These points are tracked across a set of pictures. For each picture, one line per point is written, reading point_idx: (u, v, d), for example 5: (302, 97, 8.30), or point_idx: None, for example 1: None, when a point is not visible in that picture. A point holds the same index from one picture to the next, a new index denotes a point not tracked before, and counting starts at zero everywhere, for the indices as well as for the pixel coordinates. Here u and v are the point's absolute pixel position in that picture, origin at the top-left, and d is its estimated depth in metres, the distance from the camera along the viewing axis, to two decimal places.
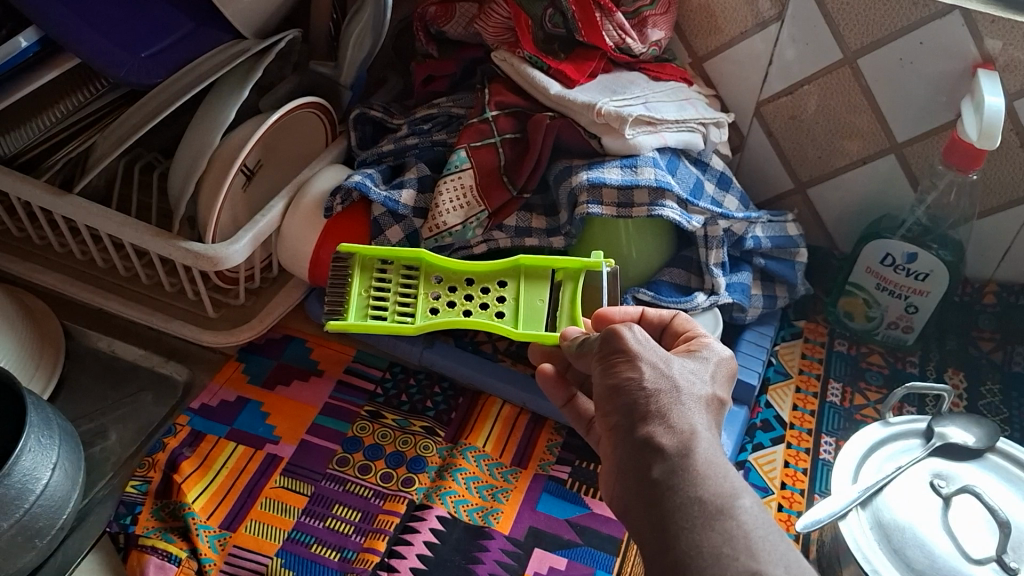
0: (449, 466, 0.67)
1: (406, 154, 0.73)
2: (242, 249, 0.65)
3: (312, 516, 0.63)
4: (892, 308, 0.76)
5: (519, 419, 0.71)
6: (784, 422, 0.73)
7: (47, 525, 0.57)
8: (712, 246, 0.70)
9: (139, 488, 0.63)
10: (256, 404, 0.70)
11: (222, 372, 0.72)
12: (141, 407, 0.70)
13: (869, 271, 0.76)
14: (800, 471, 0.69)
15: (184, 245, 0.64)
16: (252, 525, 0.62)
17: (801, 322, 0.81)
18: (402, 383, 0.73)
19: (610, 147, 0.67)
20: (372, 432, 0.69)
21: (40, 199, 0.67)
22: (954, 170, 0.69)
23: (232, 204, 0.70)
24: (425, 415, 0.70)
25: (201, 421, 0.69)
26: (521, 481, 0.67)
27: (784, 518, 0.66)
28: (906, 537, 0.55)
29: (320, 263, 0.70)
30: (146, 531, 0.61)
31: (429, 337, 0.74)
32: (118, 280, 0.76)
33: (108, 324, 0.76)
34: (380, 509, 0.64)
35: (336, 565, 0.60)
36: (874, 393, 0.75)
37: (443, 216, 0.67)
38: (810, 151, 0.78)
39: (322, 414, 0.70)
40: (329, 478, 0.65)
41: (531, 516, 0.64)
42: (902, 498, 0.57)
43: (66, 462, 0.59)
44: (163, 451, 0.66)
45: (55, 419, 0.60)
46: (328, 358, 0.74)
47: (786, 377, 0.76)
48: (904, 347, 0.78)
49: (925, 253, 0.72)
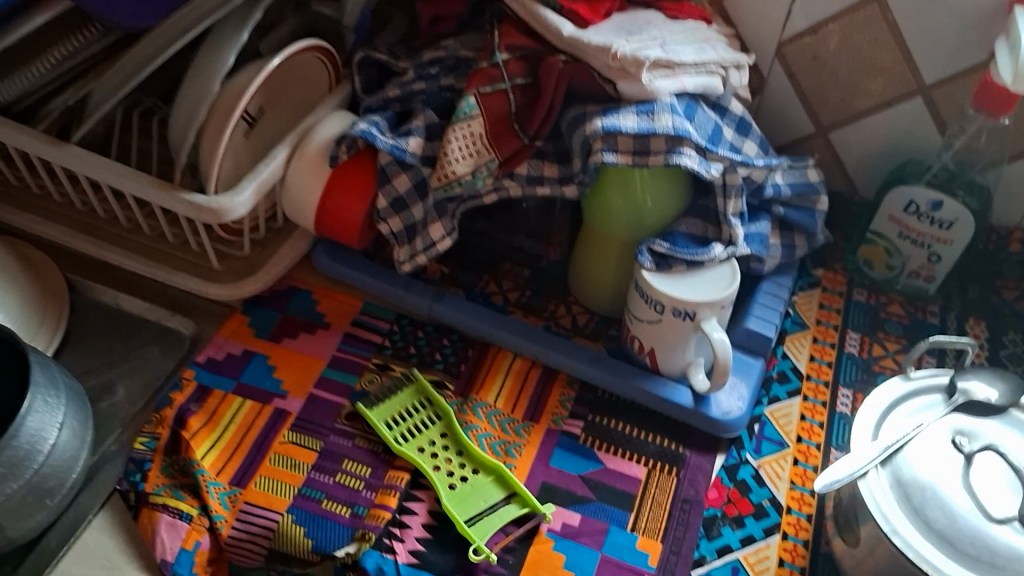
0: (461, 475, 0.62)
1: (413, 99, 0.70)
2: (246, 201, 0.64)
3: (323, 472, 0.62)
4: (914, 257, 0.74)
5: (531, 372, 0.70)
6: (801, 375, 0.71)
7: (57, 485, 0.57)
8: (730, 196, 0.66)
9: (148, 444, 0.63)
10: (264, 357, 0.69)
11: (227, 325, 0.71)
12: (148, 361, 0.69)
13: (891, 219, 0.73)
14: (816, 425, 0.68)
15: (186, 197, 0.63)
16: (262, 481, 0.61)
17: (819, 271, 0.79)
18: (410, 334, 0.72)
19: (626, 93, 0.64)
20: (391, 406, 0.66)
21: (40, 150, 0.66)
22: (985, 115, 0.66)
23: (234, 152, 0.68)
24: (434, 369, 0.69)
25: (207, 376, 0.67)
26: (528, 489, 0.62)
27: (800, 473, 0.65)
28: (926, 496, 0.54)
29: (326, 213, 0.69)
30: (155, 488, 0.60)
31: (439, 290, 0.73)
32: (121, 232, 0.74)
33: (112, 274, 0.75)
34: (390, 465, 0.63)
35: (348, 521, 0.60)
36: (893, 343, 0.74)
37: (452, 165, 0.65)
38: (832, 93, 0.75)
39: (330, 367, 0.69)
40: (339, 434, 0.65)
41: (544, 471, 0.64)
42: (924, 456, 0.56)
43: (74, 421, 0.58)
44: (171, 406, 0.65)
45: (61, 378, 0.59)
46: (334, 310, 0.73)
47: (802, 327, 0.75)
48: (925, 297, 0.77)
49: (951, 201, 0.70)
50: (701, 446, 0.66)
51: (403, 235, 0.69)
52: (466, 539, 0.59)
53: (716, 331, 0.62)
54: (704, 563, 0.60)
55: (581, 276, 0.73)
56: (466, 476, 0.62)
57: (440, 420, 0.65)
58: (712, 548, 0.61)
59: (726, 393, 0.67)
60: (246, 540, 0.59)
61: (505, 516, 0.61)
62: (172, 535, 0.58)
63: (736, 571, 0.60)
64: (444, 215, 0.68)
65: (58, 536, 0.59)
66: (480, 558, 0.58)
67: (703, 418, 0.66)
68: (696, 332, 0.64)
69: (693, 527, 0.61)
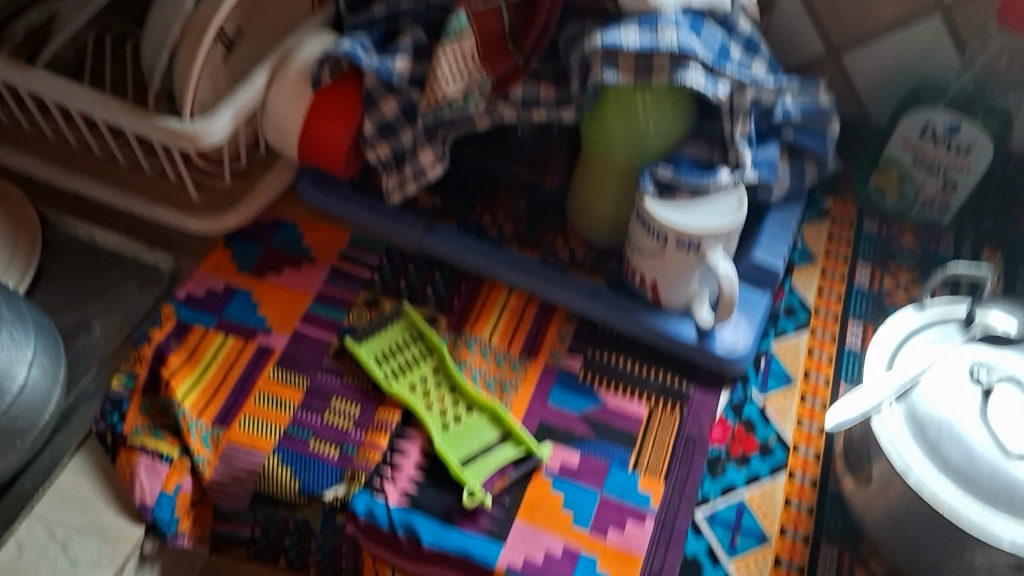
0: (455, 413, 0.60)
1: (400, 18, 0.64)
2: (224, 126, 0.60)
3: (310, 411, 0.60)
4: (928, 185, 0.71)
5: (528, 307, 0.67)
6: (809, 307, 0.68)
7: (28, 427, 0.54)
8: (738, 117, 0.63)
9: (126, 383, 0.60)
10: (247, 292, 0.66)
11: (209, 259, 0.67)
12: (126, 297, 0.66)
13: (905, 144, 0.70)
14: (825, 359, 0.65)
15: (161, 122, 0.59)
16: (246, 421, 0.59)
17: (829, 200, 0.76)
18: (401, 268, 0.68)
19: (626, 5, 0.60)
20: (381, 341, 0.63)
21: (3, 74, 0.62)
22: (1009, 32, 0.62)
23: (211, 75, 0.64)
24: (426, 304, 0.66)
25: (188, 311, 0.64)
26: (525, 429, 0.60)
27: (807, 409, 0.63)
28: (942, 433, 0.51)
29: (311, 140, 0.65)
30: (134, 428, 0.58)
31: (431, 221, 0.70)
32: (94, 163, 0.70)
33: (86, 207, 0.70)
34: (380, 402, 0.60)
35: (337, 462, 0.57)
36: (905, 274, 0.71)
37: (441, 87, 0.62)
38: (846, 11, 0.71)
39: (316, 302, 0.66)
40: (327, 371, 0.62)
41: (542, 410, 0.61)
42: (940, 390, 0.53)
43: (45, 359, 0.55)
44: (149, 344, 0.61)
45: (30, 314, 0.55)
46: (321, 244, 0.69)
47: (811, 260, 0.72)
48: (938, 227, 0.73)
49: (969, 125, 0.66)
50: (705, 382, 0.63)
51: (391, 163, 0.66)
52: (460, 481, 0.57)
53: (722, 262, 0.60)
54: (708, 503, 0.58)
55: (580, 206, 0.70)
56: (460, 415, 0.60)
57: (433, 356, 0.63)
58: (716, 489, 0.59)
59: (732, 327, 0.64)
60: (231, 484, 0.57)
61: (500, 456, 0.58)
62: (152, 478, 0.56)
63: (741, 512, 0.58)
64: (434, 140, 0.65)
65: (33, 479, 0.56)
66: (474, 501, 0.56)
67: (708, 354, 0.63)
68: (701, 264, 0.61)
69: (697, 467, 0.59)
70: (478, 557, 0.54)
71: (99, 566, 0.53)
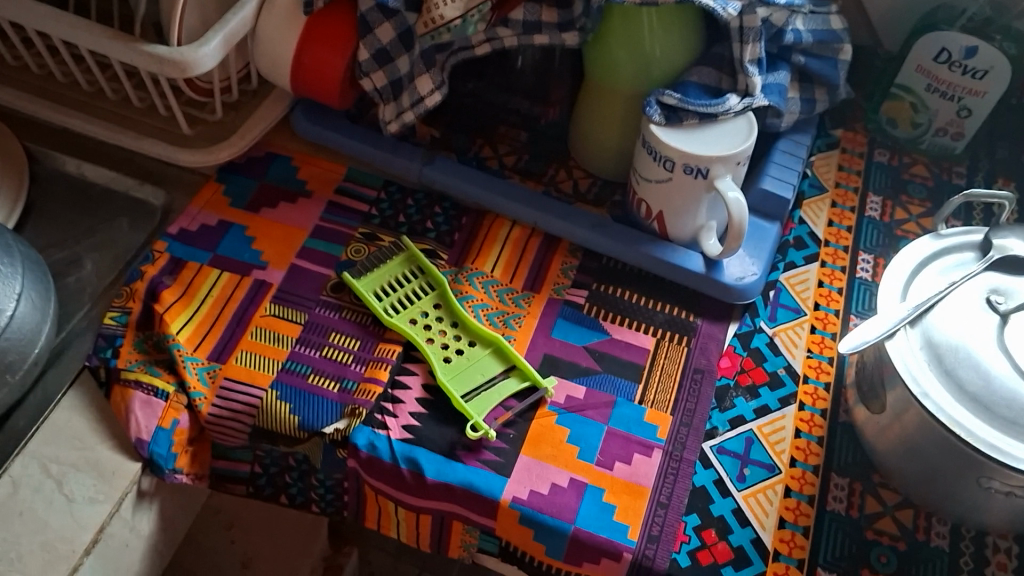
0: (457, 347, 0.59)
1: None
2: (213, 53, 0.58)
3: (308, 346, 0.58)
4: (943, 112, 0.69)
5: (531, 241, 0.65)
6: (819, 240, 0.67)
7: (18, 360, 0.52)
8: (748, 40, 0.60)
9: (118, 319, 0.58)
10: (241, 227, 0.64)
11: (201, 194, 0.65)
12: (117, 233, 0.64)
13: (919, 70, 0.67)
14: (835, 291, 0.64)
15: (147, 48, 0.57)
16: (243, 356, 0.57)
17: (838, 131, 0.74)
18: (400, 203, 0.66)
19: None
20: (381, 275, 0.61)
21: None
22: None
23: (200, 2, 0.62)
24: (426, 238, 0.64)
25: (180, 248, 0.62)
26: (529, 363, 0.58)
27: (818, 341, 0.62)
28: (960, 357, 0.49)
29: (305, 69, 0.63)
30: (129, 364, 0.56)
31: (430, 153, 0.68)
32: (82, 97, 0.68)
33: (76, 143, 0.69)
34: (381, 337, 0.59)
35: (337, 396, 0.56)
36: (917, 207, 0.69)
37: (439, 9, 0.60)
38: None
39: (312, 237, 0.64)
40: (324, 306, 0.60)
41: (546, 343, 0.60)
42: (955, 315, 0.51)
43: (33, 292, 0.53)
44: (142, 279, 0.60)
45: (17, 246, 0.53)
46: (316, 177, 0.68)
47: (821, 191, 0.70)
48: (951, 157, 0.72)
49: (987, 47, 0.63)
50: (713, 314, 0.61)
51: (388, 91, 0.64)
52: (463, 414, 0.56)
53: (731, 189, 0.57)
54: (716, 435, 0.57)
55: (583, 136, 0.68)
56: (462, 349, 0.59)
57: (434, 290, 0.61)
58: (724, 420, 0.57)
59: (739, 258, 0.62)
60: (229, 418, 0.55)
61: (504, 389, 0.57)
62: (148, 413, 0.54)
63: (750, 442, 0.57)
64: (432, 67, 0.63)
65: (26, 416, 0.54)
66: (478, 435, 0.55)
67: (715, 285, 0.61)
68: (709, 192, 0.59)
69: (705, 398, 0.57)
70: (483, 489, 0.53)
71: (97, 502, 0.51)
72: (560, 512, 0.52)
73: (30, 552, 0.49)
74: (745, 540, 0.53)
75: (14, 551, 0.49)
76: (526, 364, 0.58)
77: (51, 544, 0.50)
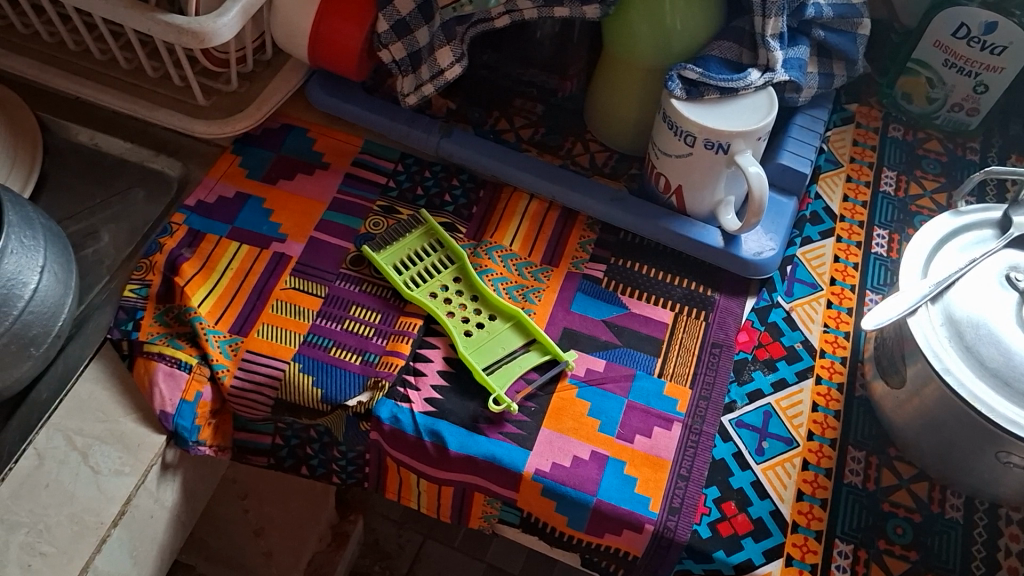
0: (477, 321, 0.59)
1: None
2: (231, 23, 0.57)
3: (329, 319, 0.58)
4: (959, 88, 0.69)
5: (549, 214, 0.65)
6: (834, 215, 0.67)
7: (42, 334, 0.52)
8: (770, 15, 0.60)
9: (139, 292, 0.58)
10: (259, 200, 0.64)
11: (217, 166, 0.65)
12: (133, 206, 0.64)
13: (937, 46, 0.67)
14: (851, 267, 0.65)
15: (165, 18, 0.56)
16: (265, 329, 0.57)
17: (852, 106, 0.74)
18: (417, 175, 0.66)
19: None
20: (400, 248, 0.61)
21: None
22: None
23: None
24: (444, 212, 0.64)
25: (199, 220, 0.62)
26: (549, 337, 0.59)
27: (834, 316, 0.62)
28: (980, 334, 0.50)
29: (322, 40, 0.62)
30: (151, 337, 0.56)
31: (447, 126, 0.68)
32: (94, 66, 0.67)
33: (87, 112, 0.67)
34: (401, 311, 0.59)
35: (359, 369, 0.56)
36: (931, 182, 0.70)
37: None
38: None
39: (331, 210, 0.64)
40: (344, 279, 0.60)
41: (565, 317, 0.60)
42: (975, 293, 0.52)
43: (55, 264, 0.53)
44: (161, 252, 0.60)
45: (38, 218, 0.53)
46: (333, 149, 0.67)
47: (836, 166, 0.70)
48: (965, 133, 0.72)
49: (1006, 23, 0.63)
50: (731, 288, 0.62)
51: (406, 64, 0.63)
52: (485, 388, 0.56)
53: (751, 164, 0.57)
54: (735, 409, 0.57)
55: (600, 110, 0.68)
56: (482, 322, 0.59)
57: (454, 264, 0.61)
58: (743, 394, 0.58)
59: (756, 234, 0.63)
60: (252, 391, 0.56)
61: (525, 362, 0.57)
62: (171, 386, 0.55)
63: (768, 416, 0.57)
64: (453, 39, 0.62)
65: (48, 389, 0.54)
66: (500, 408, 0.55)
67: (734, 260, 0.61)
68: (729, 167, 0.59)
69: (724, 371, 0.58)
70: (505, 462, 0.54)
71: (123, 474, 0.52)
72: (582, 484, 0.53)
73: (58, 523, 0.50)
74: (765, 511, 0.54)
75: (42, 523, 0.49)
76: (546, 337, 0.58)
77: (79, 516, 0.50)
